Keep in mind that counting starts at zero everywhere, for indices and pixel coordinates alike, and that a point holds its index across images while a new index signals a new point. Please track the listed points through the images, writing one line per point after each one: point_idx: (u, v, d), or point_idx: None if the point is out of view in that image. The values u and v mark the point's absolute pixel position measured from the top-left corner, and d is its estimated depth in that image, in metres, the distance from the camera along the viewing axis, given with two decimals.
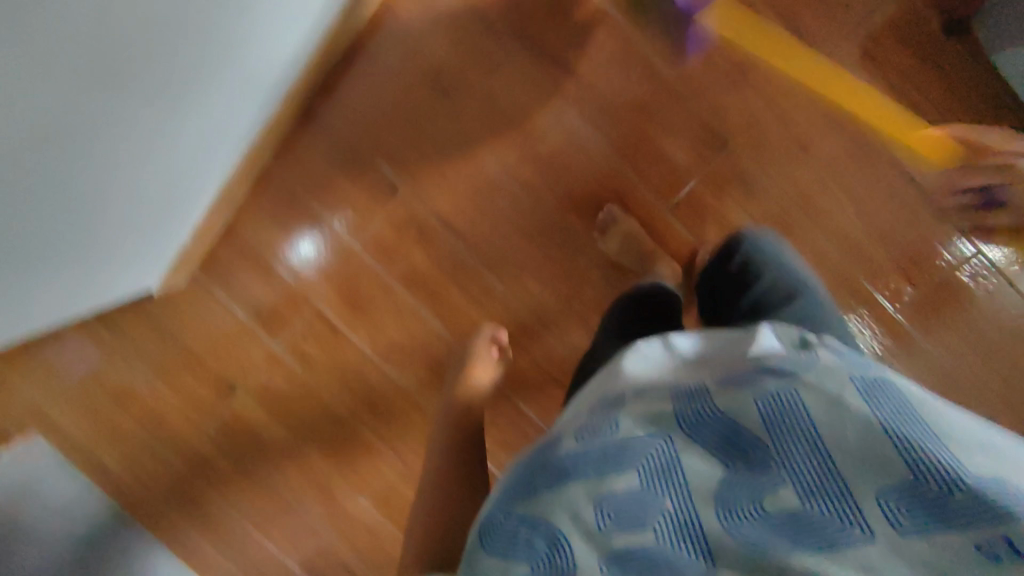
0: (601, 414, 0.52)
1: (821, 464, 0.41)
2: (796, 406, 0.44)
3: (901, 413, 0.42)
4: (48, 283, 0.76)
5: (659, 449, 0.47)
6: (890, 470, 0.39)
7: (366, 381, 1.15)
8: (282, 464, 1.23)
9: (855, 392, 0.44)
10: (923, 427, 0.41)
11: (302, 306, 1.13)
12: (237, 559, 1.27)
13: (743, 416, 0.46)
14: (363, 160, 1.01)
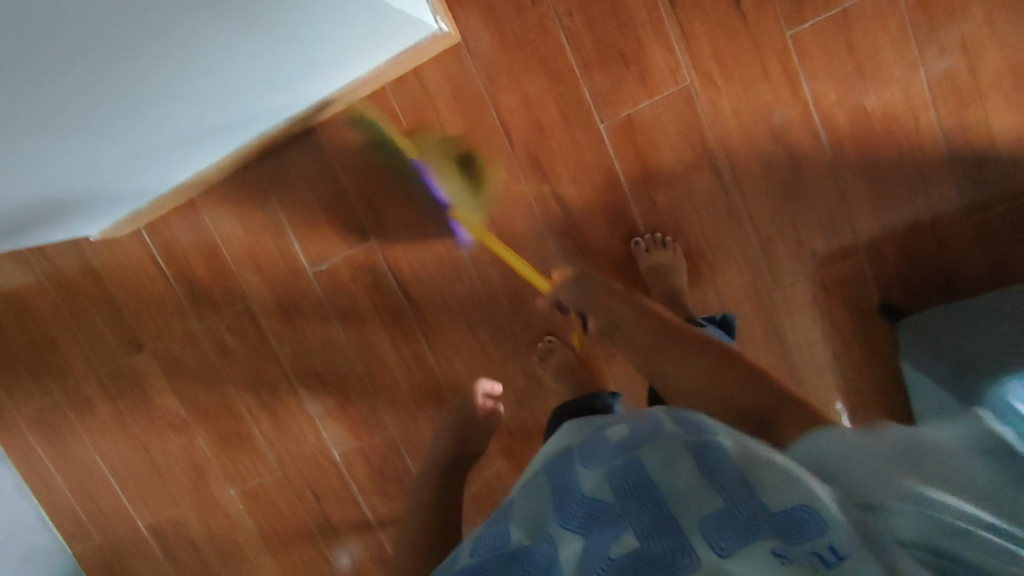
0: (501, 526, 0.58)
1: (663, 516, 0.48)
2: (639, 472, 0.51)
3: (718, 469, 0.49)
4: (14, 207, 0.77)
5: (546, 542, 0.52)
6: (712, 511, 0.46)
7: (266, 392, 1.13)
8: (162, 432, 1.22)
9: (685, 454, 0.51)
10: (738, 480, 0.48)
11: (233, 299, 1.11)
12: (99, 494, 1.29)
13: (602, 491, 0.52)
14: (340, 194, 1.01)
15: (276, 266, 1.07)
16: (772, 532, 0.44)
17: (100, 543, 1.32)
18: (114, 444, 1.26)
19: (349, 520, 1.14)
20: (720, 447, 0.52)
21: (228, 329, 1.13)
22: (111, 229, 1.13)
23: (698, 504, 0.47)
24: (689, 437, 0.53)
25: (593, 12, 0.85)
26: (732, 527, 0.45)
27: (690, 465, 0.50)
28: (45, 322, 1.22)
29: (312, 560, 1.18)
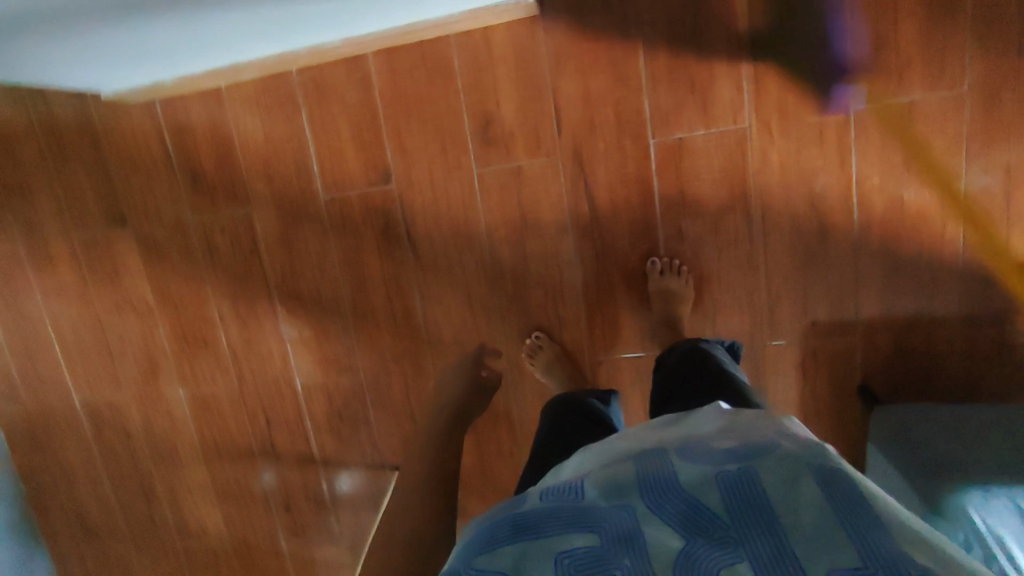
0: (571, 481, 0.52)
1: (778, 543, 0.42)
2: (755, 485, 0.45)
3: (849, 499, 0.43)
4: (47, 48, 0.72)
5: (624, 517, 0.46)
6: (838, 553, 0.40)
7: (244, 305, 1.11)
8: (124, 313, 1.18)
9: (811, 474, 0.45)
10: (866, 515, 0.42)
11: (233, 203, 1.07)
12: (41, 358, 1.26)
13: (707, 494, 0.46)
14: (374, 131, 0.98)
15: (288, 183, 1.04)
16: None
17: (29, 405, 1.29)
18: (68, 313, 1.22)
19: (293, 449, 1.15)
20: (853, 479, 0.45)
21: (220, 232, 1.09)
22: (125, 95, 1.07)
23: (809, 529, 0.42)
24: (813, 457, 0.47)
25: (676, 31, 0.86)
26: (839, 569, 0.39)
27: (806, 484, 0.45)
28: (25, 169, 1.16)
29: (247, 476, 1.19)
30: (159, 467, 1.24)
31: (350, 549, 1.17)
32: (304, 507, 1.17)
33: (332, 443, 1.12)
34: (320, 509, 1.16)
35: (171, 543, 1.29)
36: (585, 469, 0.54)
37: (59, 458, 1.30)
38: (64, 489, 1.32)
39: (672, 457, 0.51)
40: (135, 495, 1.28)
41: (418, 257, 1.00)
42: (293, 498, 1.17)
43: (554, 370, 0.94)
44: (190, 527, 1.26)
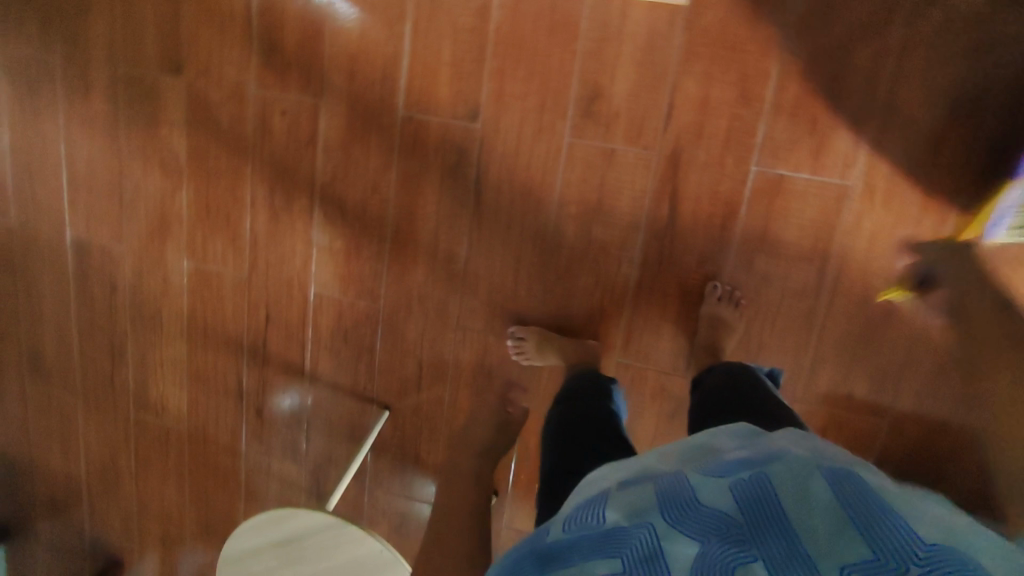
0: (586, 506, 0.51)
1: (796, 541, 0.40)
2: (768, 486, 0.44)
3: (862, 493, 0.42)
4: None
5: (641, 533, 0.44)
6: (855, 545, 0.39)
7: (280, 197, 1.05)
8: (149, 163, 1.11)
9: (820, 475, 0.44)
10: (878, 505, 0.41)
11: (304, 90, 1.01)
12: (42, 180, 1.17)
13: (720, 500, 0.45)
14: (476, 64, 0.93)
15: (369, 87, 0.98)
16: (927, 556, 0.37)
17: (14, 223, 1.20)
18: (88, 145, 1.13)
19: (284, 355, 1.10)
20: (864, 479, 0.45)
21: (279, 114, 1.03)
22: None
23: (827, 523, 0.41)
24: (824, 462, 0.46)
25: (818, 68, 0.83)
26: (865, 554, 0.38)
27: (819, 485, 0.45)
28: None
29: (227, 367, 1.14)
30: (135, 330, 1.18)
31: (309, 470, 1.14)
32: (276, 415, 1.13)
33: (327, 361, 1.08)
34: (291, 422, 1.13)
35: (125, 409, 1.23)
36: (598, 492, 0.53)
37: (31, 289, 1.22)
38: (25, 322, 1.24)
39: (685, 471, 0.50)
40: (101, 350, 1.22)
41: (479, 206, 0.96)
42: (267, 403, 1.13)
43: (546, 349, 0.93)
44: (150, 398, 1.21)
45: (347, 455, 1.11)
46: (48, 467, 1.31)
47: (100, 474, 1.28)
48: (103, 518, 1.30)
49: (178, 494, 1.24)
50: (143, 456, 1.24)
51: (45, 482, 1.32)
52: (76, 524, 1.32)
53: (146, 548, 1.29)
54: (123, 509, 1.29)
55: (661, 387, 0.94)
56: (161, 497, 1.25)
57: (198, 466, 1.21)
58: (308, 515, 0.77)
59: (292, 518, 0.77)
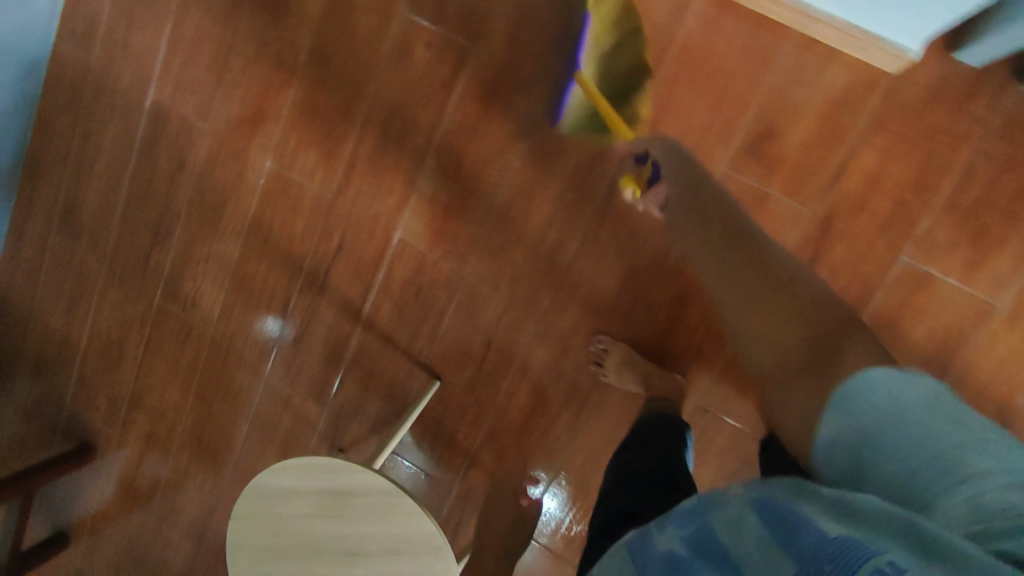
0: None
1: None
2: (710, 533, 0.42)
3: (784, 505, 0.39)
4: None
5: None
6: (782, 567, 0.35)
7: (391, 129, 0.97)
8: (262, 48, 1.02)
9: (751, 498, 0.41)
10: (803, 513, 0.37)
11: (455, 27, 0.93)
12: (139, 29, 1.07)
13: (671, 556, 0.43)
14: (653, 62, 0.86)
15: (529, 48, 0.91)
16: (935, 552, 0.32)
17: (94, 64, 1.10)
18: (202, 7, 1.04)
19: (342, 291, 1.03)
20: (802, 486, 0.41)
21: (419, 44, 0.95)
22: None
23: (757, 550, 0.37)
24: (760, 482, 0.43)
25: (1007, 180, 0.79)
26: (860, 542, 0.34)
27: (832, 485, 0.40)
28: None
29: (277, 284, 1.07)
30: (190, 216, 1.10)
31: (329, 416, 1.07)
32: (313, 348, 1.06)
33: (389, 311, 1.01)
34: (328, 361, 1.06)
35: (150, 292, 1.15)
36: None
37: (90, 136, 1.13)
38: (73, 169, 1.15)
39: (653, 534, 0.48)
40: (144, 225, 1.13)
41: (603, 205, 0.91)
42: (308, 333, 1.06)
43: (629, 369, 0.89)
44: (181, 290, 1.12)
45: (377, 411, 1.05)
46: (49, 325, 1.22)
47: (102, 350, 1.19)
48: (88, 395, 1.22)
49: (179, 396, 1.16)
50: (155, 345, 1.16)
51: (40, 340, 1.23)
52: (59, 393, 1.23)
53: (124, 440, 1.21)
54: (113, 393, 1.20)
55: (729, 445, 0.90)
56: (159, 393, 1.17)
57: (211, 374, 1.13)
58: (369, 475, 0.74)
59: (352, 471, 0.74)
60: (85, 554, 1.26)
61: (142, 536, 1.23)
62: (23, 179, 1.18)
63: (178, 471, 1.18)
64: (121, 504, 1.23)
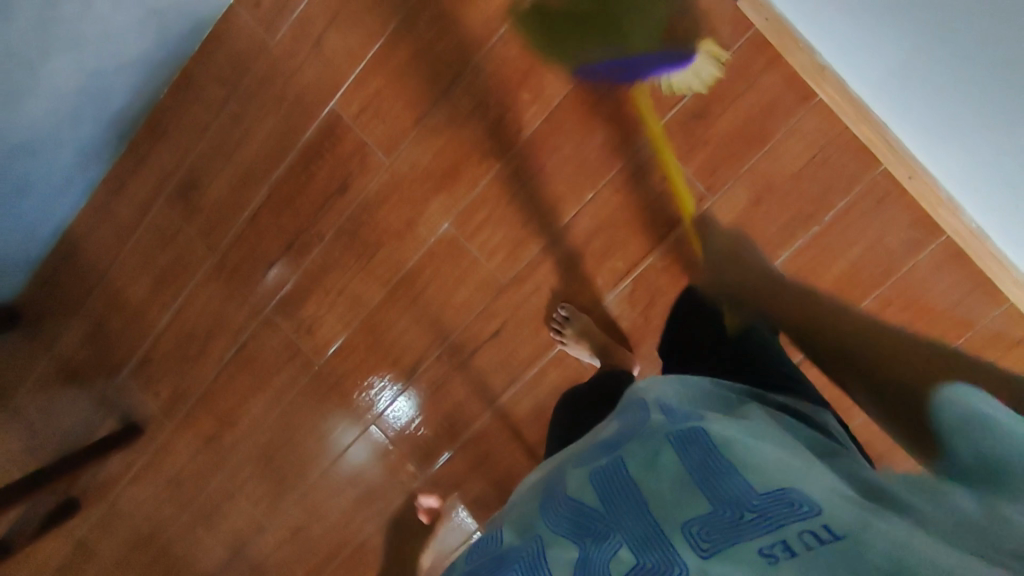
0: (577, 458, 0.54)
1: (654, 522, 0.40)
2: (672, 458, 0.43)
3: (709, 463, 0.41)
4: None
5: (572, 494, 0.47)
6: (715, 521, 0.38)
7: (598, 242, 0.94)
8: (482, 109, 0.92)
9: (709, 438, 0.42)
10: (733, 475, 0.39)
11: (700, 173, 0.91)
12: (343, 30, 0.93)
13: (615, 477, 0.45)
14: (872, 281, 0.90)
15: (765, 224, 0.91)
16: (637, 531, 0.40)
17: (272, 46, 0.94)
18: (427, 35, 0.92)
19: (484, 375, 1.00)
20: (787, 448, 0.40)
21: (656, 174, 0.91)
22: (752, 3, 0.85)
23: (673, 492, 0.41)
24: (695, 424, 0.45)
25: None
26: (593, 530, 0.42)
27: (578, 477, 0.48)
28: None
29: (411, 343, 1.01)
30: (333, 244, 0.99)
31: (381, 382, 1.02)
32: (434, 415, 1.03)
33: (528, 410, 1.00)
34: (444, 430, 1.03)
35: (256, 302, 1.03)
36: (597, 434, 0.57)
37: (240, 120, 0.97)
38: (208, 144, 0.99)
39: (647, 416, 0.50)
40: (275, 233, 1.00)
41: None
42: (432, 400, 1.03)
43: None
44: (299, 312, 1.03)
45: (477, 493, 1.04)
46: (123, 294, 1.07)
47: (179, 338, 1.07)
48: (149, 378, 1.10)
49: (260, 410, 1.08)
50: (248, 353, 1.06)
51: (106, 306, 1.08)
52: (113, 365, 1.10)
53: (178, 433, 1.11)
54: (181, 387, 1.09)
55: None
56: (236, 401, 1.08)
57: (304, 401, 1.06)
58: None
59: None
60: (94, 527, 1.17)
61: (168, 530, 1.15)
62: (138, 129, 1.00)
63: (232, 481, 1.11)
64: (153, 491, 1.15)
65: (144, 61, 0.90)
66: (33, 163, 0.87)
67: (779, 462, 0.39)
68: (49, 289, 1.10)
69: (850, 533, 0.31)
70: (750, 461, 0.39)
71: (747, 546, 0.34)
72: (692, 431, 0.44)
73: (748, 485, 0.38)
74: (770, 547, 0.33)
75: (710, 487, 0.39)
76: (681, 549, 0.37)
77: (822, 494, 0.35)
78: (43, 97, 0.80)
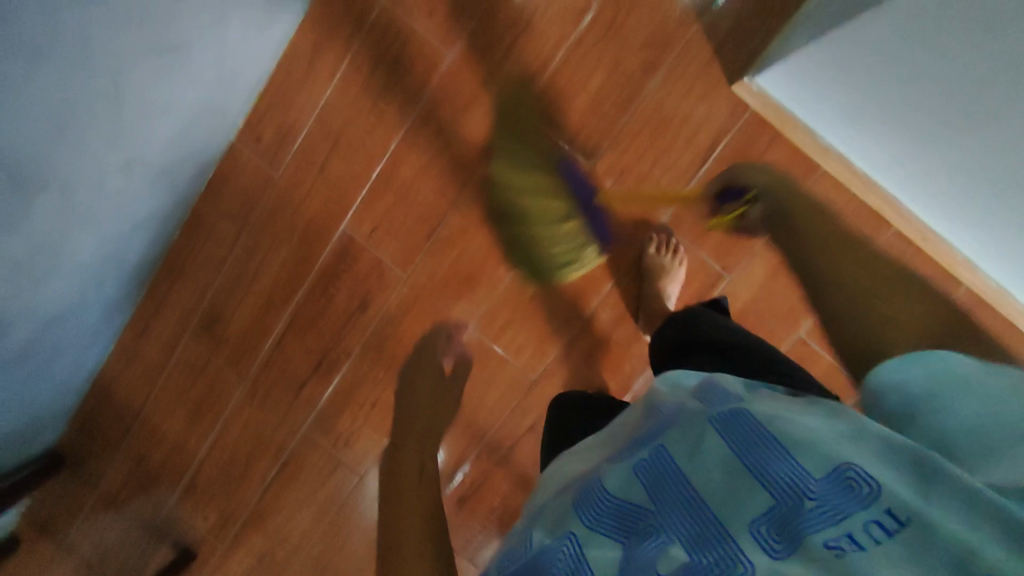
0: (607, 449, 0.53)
1: (709, 515, 0.38)
2: (722, 436, 0.41)
3: (757, 447, 0.39)
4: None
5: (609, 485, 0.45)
6: (759, 498, 0.37)
7: (621, 329, 0.95)
8: (491, 216, 0.93)
9: (748, 420, 0.41)
10: (782, 458, 0.37)
11: (715, 254, 0.91)
12: (344, 155, 0.93)
13: (650, 468, 0.43)
14: None
15: (785, 293, 0.91)
16: (684, 522, 0.38)
17: (276, 179, 0.96)
18: (428, 150, 0.92)
19: (524, 468, 1.01)
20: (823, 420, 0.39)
21: None
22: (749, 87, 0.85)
23: (724, 481, 0.39)
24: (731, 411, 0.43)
25: None
26: (640, 530, 0.40)
27: (619, 473, 0.45)
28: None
29: (448, 445, 1.02)
30: (361, 359, 1.00)
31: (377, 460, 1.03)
32: (479, 512, 1.04)
33: None
34: (492, 524, 1.04)
35: (292, 421, 1.05)
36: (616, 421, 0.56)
37: (256, 253, 0.98)
38: (225, 278, 1.00)
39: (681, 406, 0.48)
40: (303, 355, 1.01)
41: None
42: (475, 497, 1.03)
43: None
44: (335, 427, 1.04)
45: None
46: (161, 427, 1.08)
47: (221, 463, 1.08)
48: (197, 503, 1.11)
49: (307, 524, 1.09)
50: (289, 471, 1.07)
51: (145, 440, 1.09)
52: (159, 496, 1.11)
53: (231, 555, 1.12)
54: (227, 509, 1.10)
55: None
56: (284, 518, 1.09)
57: (352, 510, 1.08)
58: None
59: None
60: None
61: None
62: (156, 271, 1.02)
63: None
64: None
65: (157, 214, 0.91)
66: (59, 333, 0.88)
67: (830, 438, 0.37)
68: (89, 429, 1.11)
69: (914, 519, 0.32)
70: (798, 443, 0.38)
71: (810, 538, 0.34)
72: (735, 419, 0.41)
73: (800, 468, 0.37)
74: (834, 539, 0.33)
75: (763, 474, 0.38)
76: (744, 541, 0.36)
77: (874, 467, 0.35)
78: (64, 276, 0.81)
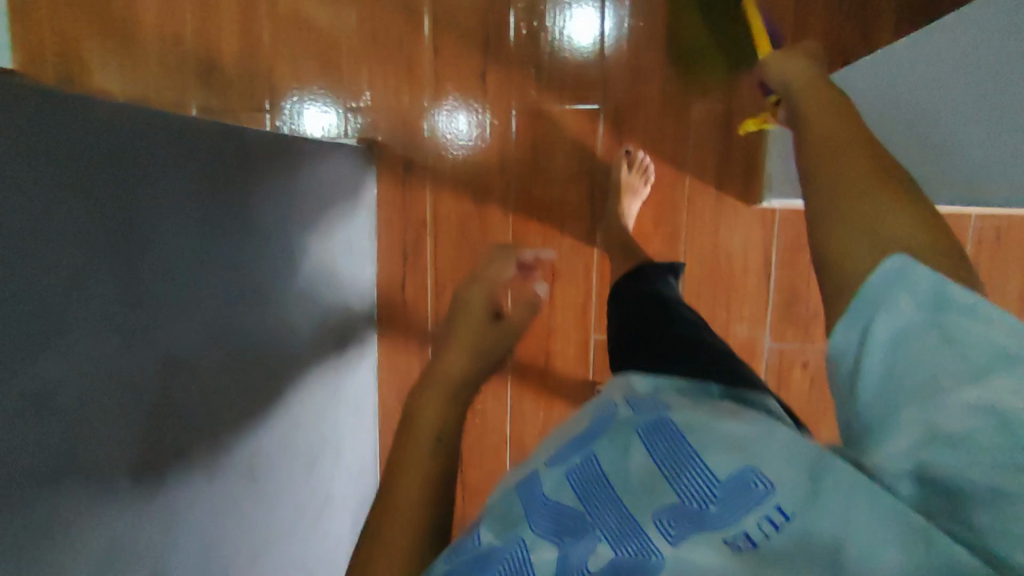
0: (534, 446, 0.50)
1: (626, 513, 0.36)
2: (651, 445, 0.38)
3: (675, 452, 0.37)
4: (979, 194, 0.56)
5: (530, 485, 0.40)
6: (667, 493, 0.36)
7: None
8: None
9: (672, 425, 0.38)
10: (696, 459, 0.36)
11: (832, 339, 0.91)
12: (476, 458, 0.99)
13: (582, 472, 0.39)
14: None
15: None
16: (612, 523, 0.36)
17: None
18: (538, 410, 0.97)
19: None
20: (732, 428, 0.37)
21: (797, 365, 0.92)
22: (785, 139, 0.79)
23: (643, 479, 0.37)
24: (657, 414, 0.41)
25: None
26: (573, 526, 0.37)
27: (548, 471, 0.40)
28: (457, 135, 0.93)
29: None
30: None
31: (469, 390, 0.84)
32: None
33: None
34: None
35: None
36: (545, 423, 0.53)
37: None
38: None
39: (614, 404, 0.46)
40: None
41: (552, 32, 0.90)
42: None
43: None
44: None
45: None
46: None
47: None
48: None
49: None
50: None
51: None
52: None
53: None
54: None
55: None
56: None
57: None
58: None
59: None
60: None
61: None
62: None
63: None
64: None
65: None
66: None
67: (754, 442, 0.36)
68: None
69: (797, 513, 0.32)
70: (703, 438, 0.37)
71: (713, 536, 0.33)
72: (658, 422, 0.39)
73: (706, 466, 0.35)
74: (735, 536, 0.32)
75: (676, 474, 0.36)
76: (652, 533, 0.34)
77: (773, 464, 0.34)
78: None
